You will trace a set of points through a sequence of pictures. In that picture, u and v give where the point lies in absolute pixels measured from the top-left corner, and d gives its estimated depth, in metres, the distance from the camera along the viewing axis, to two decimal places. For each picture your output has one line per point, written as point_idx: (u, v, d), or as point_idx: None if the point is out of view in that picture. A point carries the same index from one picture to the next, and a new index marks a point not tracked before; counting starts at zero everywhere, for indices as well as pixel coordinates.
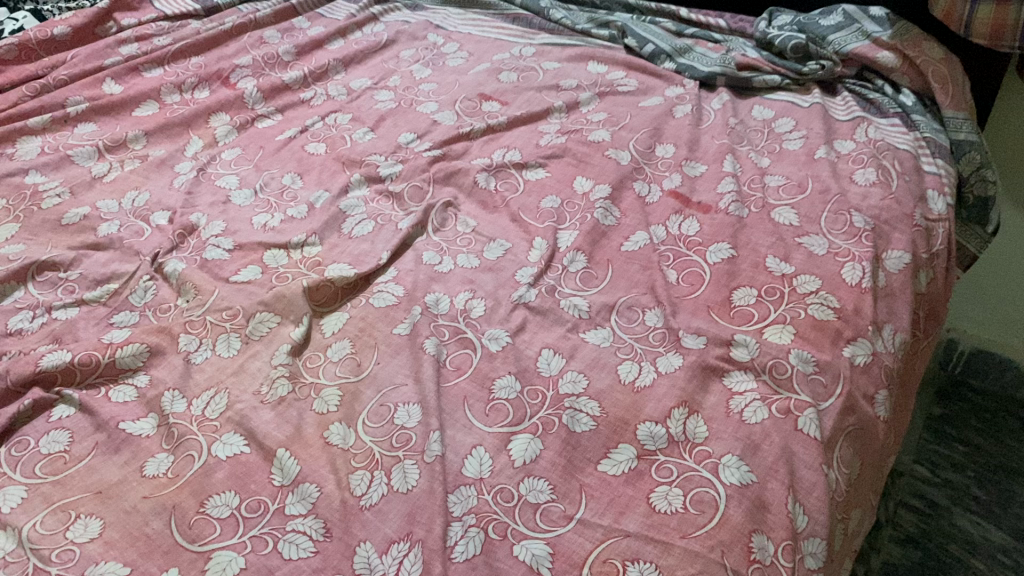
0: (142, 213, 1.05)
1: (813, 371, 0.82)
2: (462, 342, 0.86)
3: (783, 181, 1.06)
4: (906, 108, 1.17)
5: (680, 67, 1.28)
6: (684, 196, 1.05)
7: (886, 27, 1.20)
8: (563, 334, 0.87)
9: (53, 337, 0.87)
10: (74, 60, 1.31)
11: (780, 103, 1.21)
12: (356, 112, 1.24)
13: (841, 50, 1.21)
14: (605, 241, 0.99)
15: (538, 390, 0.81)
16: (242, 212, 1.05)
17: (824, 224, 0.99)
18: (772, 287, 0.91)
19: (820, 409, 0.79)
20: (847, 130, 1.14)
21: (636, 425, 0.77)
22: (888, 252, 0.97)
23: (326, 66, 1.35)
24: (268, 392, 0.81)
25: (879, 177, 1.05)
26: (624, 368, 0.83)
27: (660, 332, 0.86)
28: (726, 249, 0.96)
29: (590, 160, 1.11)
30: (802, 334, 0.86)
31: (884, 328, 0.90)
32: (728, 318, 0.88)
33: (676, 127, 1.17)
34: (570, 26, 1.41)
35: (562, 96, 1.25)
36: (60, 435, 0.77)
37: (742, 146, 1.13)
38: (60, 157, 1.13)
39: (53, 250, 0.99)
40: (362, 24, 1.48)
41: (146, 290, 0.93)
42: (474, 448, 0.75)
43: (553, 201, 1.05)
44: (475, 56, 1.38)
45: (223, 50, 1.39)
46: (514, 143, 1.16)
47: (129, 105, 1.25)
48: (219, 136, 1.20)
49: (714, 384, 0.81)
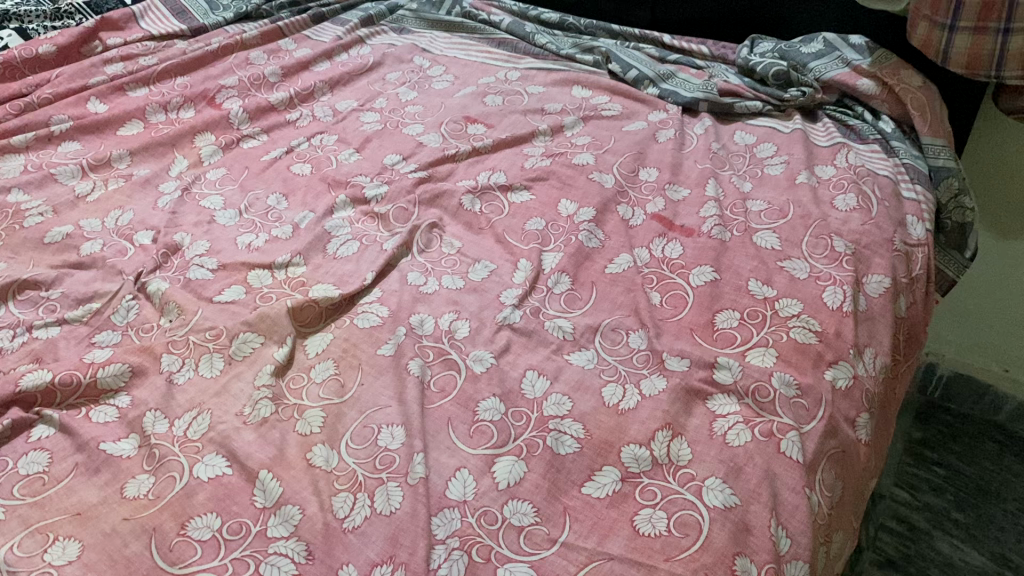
0: (125, 232, 1.04)
1: (795, 395, 0.83)
2: (447, 363, 0.86)
3: (764, 205, 1.07)
4: (885, 134, 1.18)
5: (664, 93, 1.30)
6: (667, 220, 1.06)
7: (865, 55, 1.22)
8: (547, 356, 0.87)
9: (33, 357, 0.86)
10: (59, 79, 1.31)
11: (761, 129, 1.23)
12: (341, 133, 1.25)
13: (820, 78, 1.23)
14: (589, 263, 1.00)
15: (523, 412, 0.81)
16: (226, 232, 1.05)
17: (806, 247, 1.00)
18: (755, 310, 0.92)
19: (802, 432, 0.80)
20: (827, 155, 1.16)
21: (620, 447, 0.77)
22: (869, 277, 0.98)
23: (312, 87, 1.35)
24: (250, 413, 0.81)
25: (859, 203, 1.06)
26: (609, 390, 0.83)
27: (644, 354, 0.87)
28: (708, 272, 0.97)
29: (575, 183, 1.12)
30: (784, 357, 0.87)
31: (865, 351, 0.91)
32: (711, 341, 0.89)
33: (660, 151, 1.19)
34: (555, 51, 1.43)
35: (547, 120, 1.26)
36: (39, 456, 0.77)
37: (725, 171, 1.14)
38: (43, 175, 1.13)
39: (35, 269, 0.98)
40: (348, 47, 1.49)
41: (129, 309, 0.93)
42: (458, 470, 0.75)
43: (538, 223, 1.06)
44: (460, 79, 1.39)
45: (209, 71, 1.39)
46: (500, 166, 1.17)
47: (113, 124, 1.25)
48: (204, 155, 1.19)
49: (698, 406, 0.82)
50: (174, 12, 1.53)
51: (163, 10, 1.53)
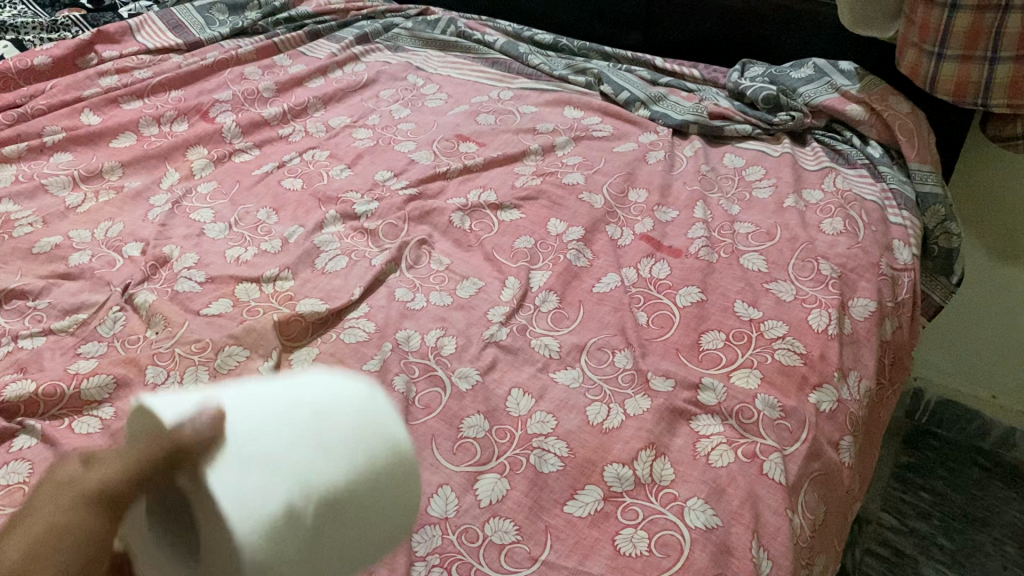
0: (114, 243, 1.05)
1: (779, 417, 0.83)
2: (432, 380, 0.86)
3: (752, 228, 1.08)
4: (873, 159, 1.19)
5: (655, 114, 1.31)
6: (655, 240, 1.06)
7: (854, 81, 1.24)
8: (533, 374, 0.87)
9: (18, 367, 0.86)
10: (53, 91, 1.32)
11: (751, 152, 1.23)
12: (334, 149, 1.25)
13: (810, 103, 1.24)
14: (577, 282, 1.00)
15: (507, 430, 0.81)
16: (215, 245, 1.05)
17: (792, 270, 1.01)
18: (741, 332, 0.93)
19: (785, 454, 0.80)
20: (816, 179, 1.17)
21: (604, 466, 0.77)
22: (854, 300, 0.99)
23: (306, 103, 1.36)
24: None
25: (846, 227, 1.07)
26: (593, 409, 0.83)
27: (629, 374, 0.87)
28: (695, 293, 0.97)
29: (564, 203, 1.12)
30: (769, 379, 0.87)
31: (850, 375, 0.91)
32: (696, 361, 0.89)
33: (649, 172, 1.19)
34: (548, 72, 1.44)
35: (538, 139, 1.27)
36: (20, 466, 0.76)
37: (714, 193, 1.15)
38: (34, 186, 1.13)
39: (22, 279, 0.98)
40: (343, 63, 1.50)
41: (116, 321, 0.93)
42: (440, 487, 0.75)
43: (527, 241, 1.07)
44: (453, 98, 1.40)
45: (204, 85, 1.40)
46: (490, 184, 1.18)
47: (106, 136, 1.25)
48: (196, 169, 1.20)
49: (682, 427, 0.82)
50: (170, 26, 1.54)
51: (159, 24, 1.54)
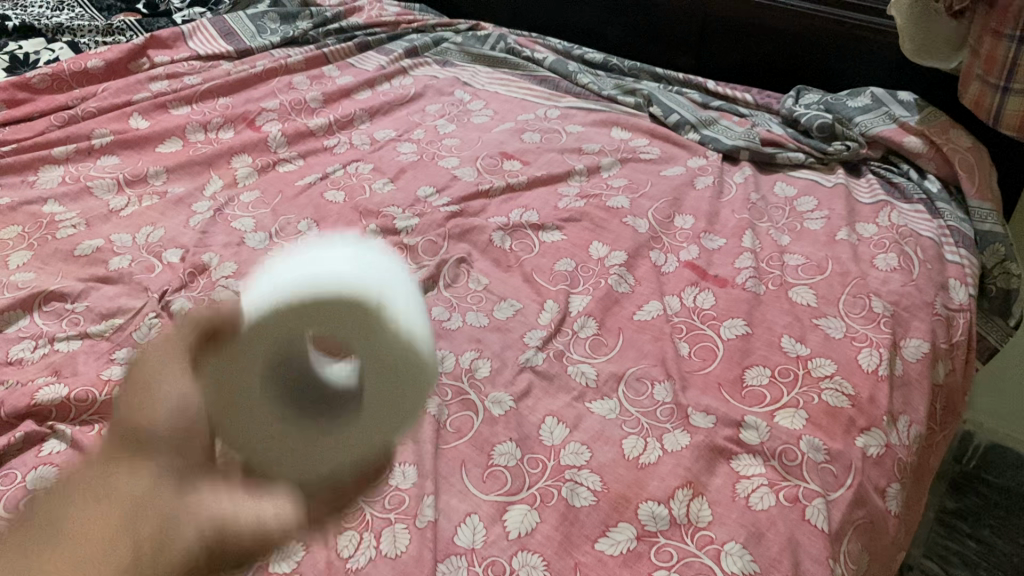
0: (154, 249, 1.04)
1: (823, 460, 0.80)
2: (464, 403, 0.84)
3: (802, 260, 1.04)
4: (930, 194, 1.15)
5: (704, 139, 1.28)
6: (701, 268, 1.04)
7: (913, 111, 1.20)
8: (568, 403, 0.85)
9: (52, 370, 0.86)
10: (104, 94, 1.33)
11: (803, 180, 1.20)
12: (377, 162, 1.24)
13: (866, 133, 1.21)
14: (617, 309, 0.98)
15: (539, 459, 0.79)
16: (255, 254, 1.04)
17: (843, 306, 0.97)
18: (786, 369, 0.89)
19: (828, 499, 0.77)
20: (870, 212, 1.13)
21: (638, 503, 0.74)
22: (906, 340, 0.95)
23: (352, 115, 1.36)
24: None
25: (900, 263, 1.03)
26: (629, 443, 0.80)
27: (668, 407, 0.84)
28: (740, 325, 0.94)
29: (607, 226, 1.10)
30: (814, 420, 0.84)
31: (899, 419, 0.88)
32: (739, 398, 0.86)
33: (696, 198, 1.16)
34: (597, 92, 1.41)
35: (583, 159, 1.25)
36: (48, 471, 0.76)
37: (763, 222, 1.12)
38: (80, 189, 1.14)
39: (63, 281, 0.98)
40: (391, 77, 1.49)
41: (150, 327, 0.92)
42: (468, 516, 0.73)
43: (567, 264, 1.04)
44: (500, 115, 1.39)
45: (252, 94, 1.40)
46: (533, 204, 1.15)
47: (152, 140, 1.26)
48: (240, 177, 1.20)
49: (721, 466, 0.79)
50: (222, 33, 1.55)
51: (211, 31, 1.55)
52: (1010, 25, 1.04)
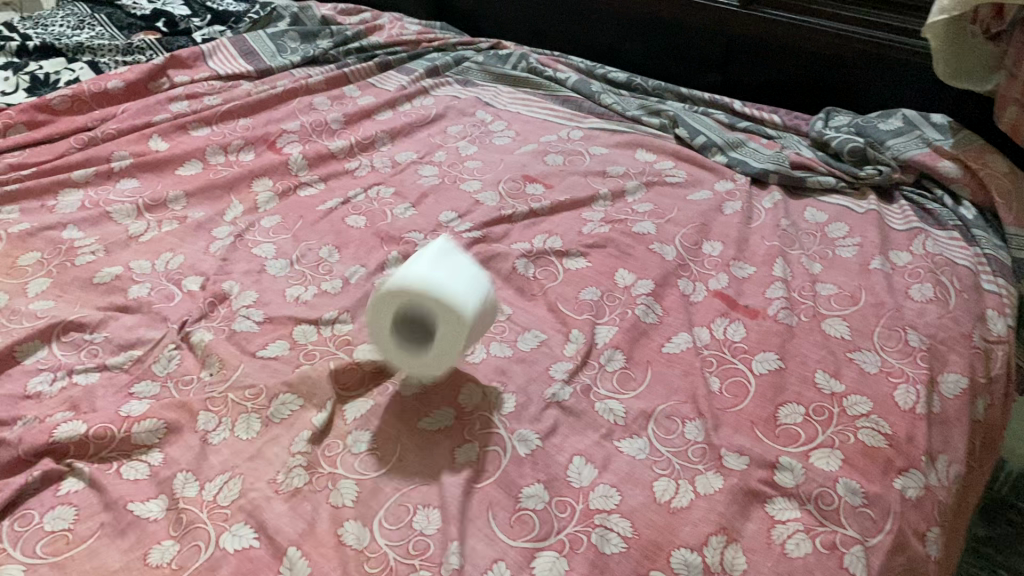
0: (174, 277, 1.03)
1: (861, 504, 0.77)
2: (489, 439, 0.82)
3: (834, 290, 1.02)
4: (966, 221, 1.12)
5: (732, 162, 1.25)
6: (730, 298, 1.01)
7: (948, 135, 1.17)
8: (596, 441, 0.82)
9: (70, 405, 0.85)
10: (124, 115, 1.32)
11: (834, 206, 1.17)
12: (399, 186, 1.23)
13: (899, 156, 1.18)
14: (645, 340, 0.95)
15: (567, 502, 0.76)
16: (275, 283, 1.03)
17: (877, 339, 0.94)
18: (821, 406, 0.87)
19: (867, 546, 0.74)
20: (903, 240, 1.10)
21: (670, 551, 0.72)
22: (945, 375, 0.92)
23: (373, 137, 1.34)
24: (283, 482, 0.77)
25: (936, 294, 1.00)
26: (660, 485, 0.78)
27: (700, 447, 0.82)
28: (773, 360, 0.92)
29: (633, 253, 1.08)
30: (851, 461, 0.81)
31: (938, 459, 0.85)
32: (773, 437, 0.83)
33: (725, 224, 1.14)
34: (621, 113, 1.39)
35: (608, 183, 1.23)
36: (65, 511, 0.75)
37: (794, 250, 1.09)
38: (99, 214, 1.13)
39: (81, 310, 0.97)
40: (412, 97, 1.48)
41: (170, 360, 0.91)
42: (495, 563, 0.71)
43: (593, 293, 1.02)
44: (522, 136, 1.37)
45: (272, 114, 1.39)
46: (557, 229, 1.13)
47: (172, 163, 1.25)
48: (260, 201, 1.18)
49: (755, 510, 0.77)
50: (242, 53, 1.54)
51: (232, 50, 1.54)
52: None
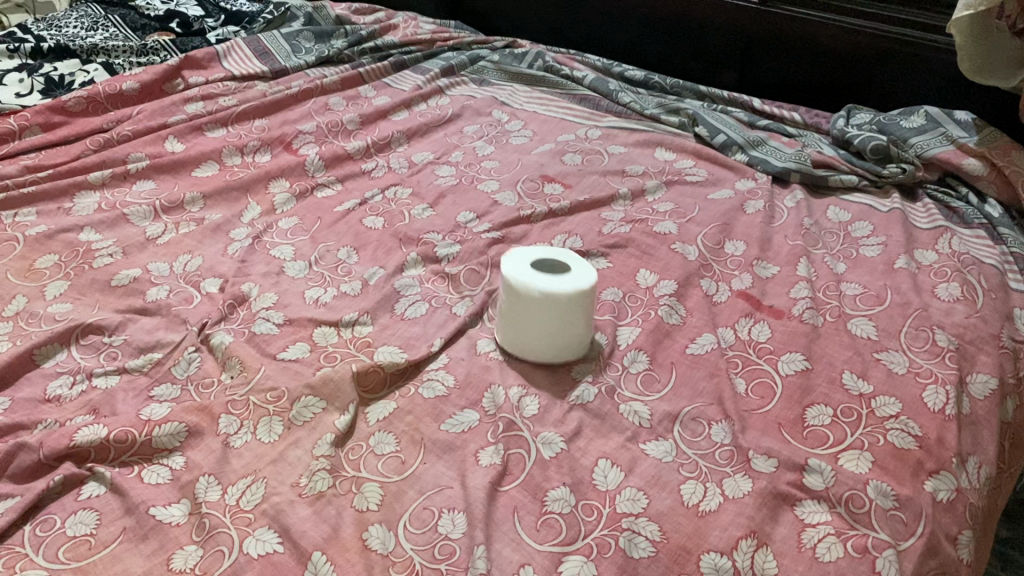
0: (192, 279, 1.02)
1: (892, 507, 0.76)
2: (514, 441, 0.81)
3: (859, 290, 1.01)
4: (991, 219, 1.10)
5: (753, 160, 1.24)
6: (754, 298, 1.00)
7: (972, 133, 1.16)
8: (621, 444, 0.81)
9: (90, 408, 0.84)
10: (140, 117, 1.32)
11: (857, 205, 1.16)
12: (416, 187, 1.22)
13: (923, 154, 1.17)
14: (668, 342, 0.94)
15: (594, 506, 0.75)
16: (294, 285, 1.02)
17: (904, 339, 0.93)
18: (849, 408, 0.85)
19: (900, 550, 0.73)
20: (928, 239, 1.09)
21: (699, 555, 0.71)
22: (973, 376, 0.90)
23: (389, 137, 1.33)
24: (306, 485, 0.77)
25: (963, 293, 0.99)
26: (688, 488, 0.77)
27: (727, 450, 0.81)
28: (799, 360, 0.90)
29: (655, 253, 1.07)
30: (881, 463, 0.80)
31: (969, 461, 0.83)
32: (801, 439, 0.82)
33: (747, 224, 1.13)
34: (639, 110, 1.38)
35: (627, 182, 1.22)
36: (86, 516, 0.74)
37: (817, 249, 1.08)
38: (116, 216, 1.12)
39: (100, 312, 0.96)
40: (427, 96, 1.47)
41: (190, 362, 0.90)
42: (522, 567, 0.70)
43: (614, 293, 1.01)
44: (539, 136, 1.36)
45: (287, 115, 1.39)
46: (577, 230, 1.12)
47: (188, 164, 1.24)
48: (278, 203, 1.17)
49: (785, 513, 0.75)
50: (257, 53, 1.54)
51: (246, 50, 1.54)
52: None
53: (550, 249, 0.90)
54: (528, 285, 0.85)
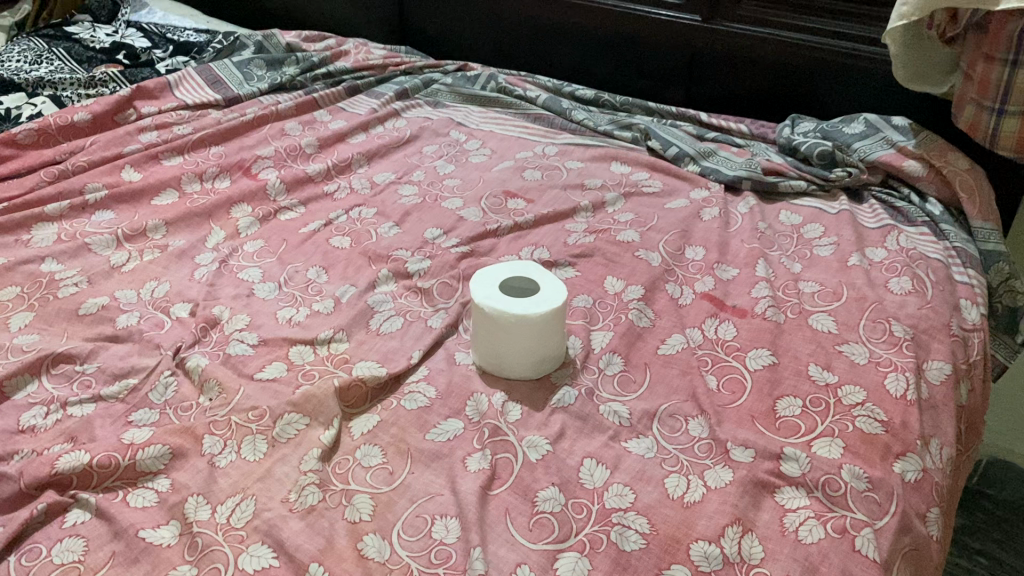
0: (161, 304, 1.02)
1: (866, 488, 0.79)
2: (500, 446, 0.83)
3: (817, 287, 1.05)
4: (934, 217, 1.16)
5: (705, 170, 1.29)
6: (718, 299, 1.04)
7: (910, 136, 1.22)
8: (605, 443, 0.83)
9: (67, 436, 0.83)
10: (94, 147, 1.31)
11: (807, 209, 1.21)
12: (380, 206, 1.23)
13: (865, 158, 1.23)
14: (640, 344, 0.97)
15: (583, 504, 0.77)
16: (266, 305, 1.02)
17: (863, 331, 0.97)
18: (817, 398, 0.89)
19: (877, 529, 0.75)
20: (877, 237, 1.14)
21: (688, 544, 0.73)
22: (929, 363, 0.95)
23: (349, 159, 1.35)
24: (296, 500, 0.76)
25: (914, 286, 1.04)
26: (672, 482, 0.79)
27: (706, 443, 0.83)
28: (766, 356, 0.94)
29: (620, 260, 1.10)
30: (852, 448, 0.83)
31: (932, 442, 0.87)
32: (774, 429, 0.85)
33: (705, 230, 1.17)
34: (592, 127, 1.43)
35: (587, 195, 1.25)
36: (74, 543, 0.72)
37: (773, 251, 1.13)
38: (78, 246, 1.11)
39: (69, 342, 0.95)
40: (384, 119, 1.49)
41: (166, 386, 0.89)
42: (518, 566, 0.71)
43: (585, 300, 1.04)
44: (498, 154, 1.39)
45: (244, 141, 1.39)
46: (543, 241, 1.15)
47: (148, 193, 1.24)
48: (242, 227, 1.17)
49: (766, 500, 0.78)
50: (209, 82, 1.54)
51: (198, 80, 1.54)
52: (1004, 50, 1.06)
53: (522, 266, 0.91)
54: (507, 304, 0.85)
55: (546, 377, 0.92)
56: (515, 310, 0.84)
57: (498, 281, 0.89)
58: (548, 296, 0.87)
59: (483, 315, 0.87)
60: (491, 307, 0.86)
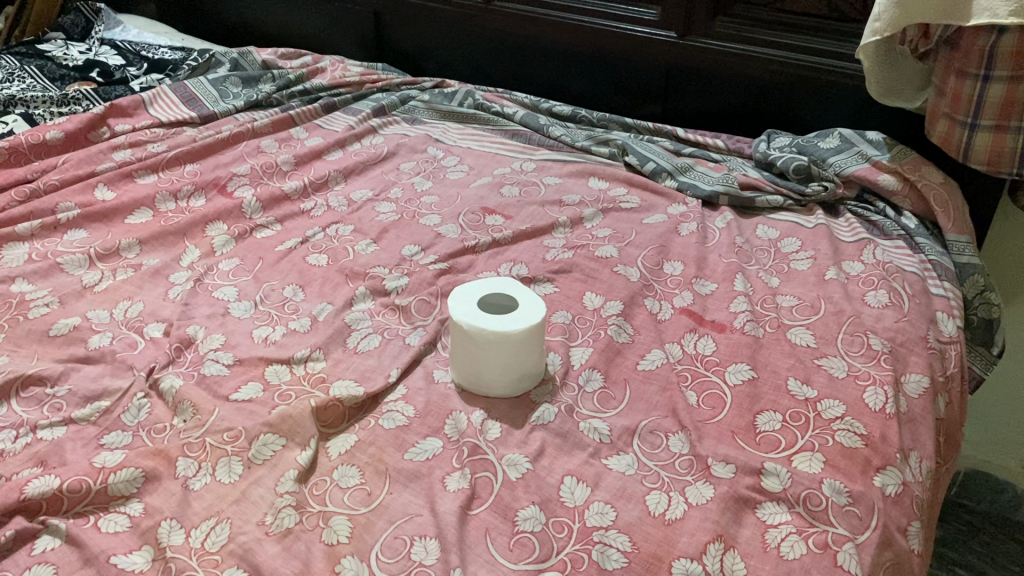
0: (134, 324, 1.00)
1: (847, 502, 0.79)
2: (480, 465, 0.82)
3: (795, 301, 1.05)
4: (909, 230, 1.17)
5: (682, 185, 1.30)
6: (697, 314, 1.04)
7: (884, 150, 1.23)
8: (585, 461, 0.83)
9: (38, 460, 0.81)
10: (66, 165, 1.29)
11: (784, 223, 1.22)
12: (358, 223, 1.22)
13: (841, 173, 1.24)
14: (620, 359, 0.97)
15: (564, 522, 0.76)
16: (241, 324, 1.01)
17: (842, 345, 0.98)
18: (797, 412, 0.89)
19: (858, 543, 0.75)
20: (853, 251, 1.15)
21: (670, 562, 0.72)
22: (907, 376, 0.95)
23: (326, 176, 1.34)
24: (273, 523, 0.75)
25: (891, 299, 1.04)
26: (653, 499, 0.78)
27: (686, 460, 0.83)
28: (745, 370, 0.94)
29: (599, 276, 1.10)
30: (832, 462, 0.83)
31: (911, 456, 0.87)
32: (755, 444, 0.85)
33: (683, 245, 1.17)
34: (570, 143, 1.43)
35: (565, 211, 1.25)
36: (42, 570, 0.70)
37: (751, 266, 1.13)
38: (49, 265, 1.09)
39: (40, 363, 0.94)
40: (361, 136, 1.49)
41: (140, 408, 0.88)
42: None
43: (564, 316, 1.03)
44: (475, 170, 1.39)
45: (220, 159, 1.38)
46: (521, 257, 1.14)
47: (121, 212, 1.22)
48: (217, 245, 1.16)
49: (747, 516, 0.78)
50: (184, 99, 1.53)
51: (173, 97, 1.53)
52: (976, 66, 1.08)
53: (500, 283, 0.90)
54: (486, 321, 0.84)
55: (526, 394, 0.91)
56: (494, 327, 0.84)
57: (476, 298, 0.88)
58: (528, 313, 0.86)
59: (462, 332, 0.86)
60: (471, 324, 0.85)
